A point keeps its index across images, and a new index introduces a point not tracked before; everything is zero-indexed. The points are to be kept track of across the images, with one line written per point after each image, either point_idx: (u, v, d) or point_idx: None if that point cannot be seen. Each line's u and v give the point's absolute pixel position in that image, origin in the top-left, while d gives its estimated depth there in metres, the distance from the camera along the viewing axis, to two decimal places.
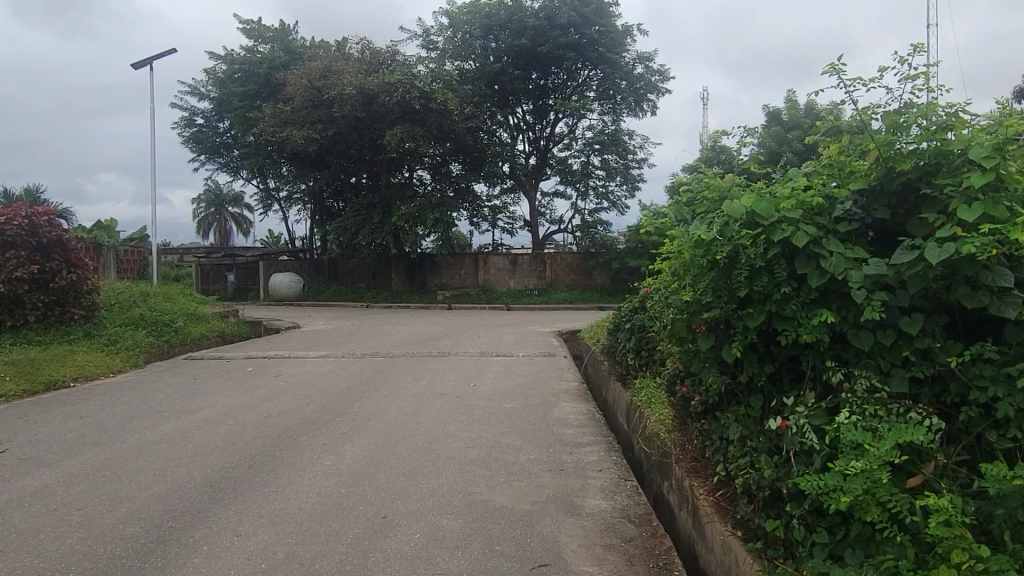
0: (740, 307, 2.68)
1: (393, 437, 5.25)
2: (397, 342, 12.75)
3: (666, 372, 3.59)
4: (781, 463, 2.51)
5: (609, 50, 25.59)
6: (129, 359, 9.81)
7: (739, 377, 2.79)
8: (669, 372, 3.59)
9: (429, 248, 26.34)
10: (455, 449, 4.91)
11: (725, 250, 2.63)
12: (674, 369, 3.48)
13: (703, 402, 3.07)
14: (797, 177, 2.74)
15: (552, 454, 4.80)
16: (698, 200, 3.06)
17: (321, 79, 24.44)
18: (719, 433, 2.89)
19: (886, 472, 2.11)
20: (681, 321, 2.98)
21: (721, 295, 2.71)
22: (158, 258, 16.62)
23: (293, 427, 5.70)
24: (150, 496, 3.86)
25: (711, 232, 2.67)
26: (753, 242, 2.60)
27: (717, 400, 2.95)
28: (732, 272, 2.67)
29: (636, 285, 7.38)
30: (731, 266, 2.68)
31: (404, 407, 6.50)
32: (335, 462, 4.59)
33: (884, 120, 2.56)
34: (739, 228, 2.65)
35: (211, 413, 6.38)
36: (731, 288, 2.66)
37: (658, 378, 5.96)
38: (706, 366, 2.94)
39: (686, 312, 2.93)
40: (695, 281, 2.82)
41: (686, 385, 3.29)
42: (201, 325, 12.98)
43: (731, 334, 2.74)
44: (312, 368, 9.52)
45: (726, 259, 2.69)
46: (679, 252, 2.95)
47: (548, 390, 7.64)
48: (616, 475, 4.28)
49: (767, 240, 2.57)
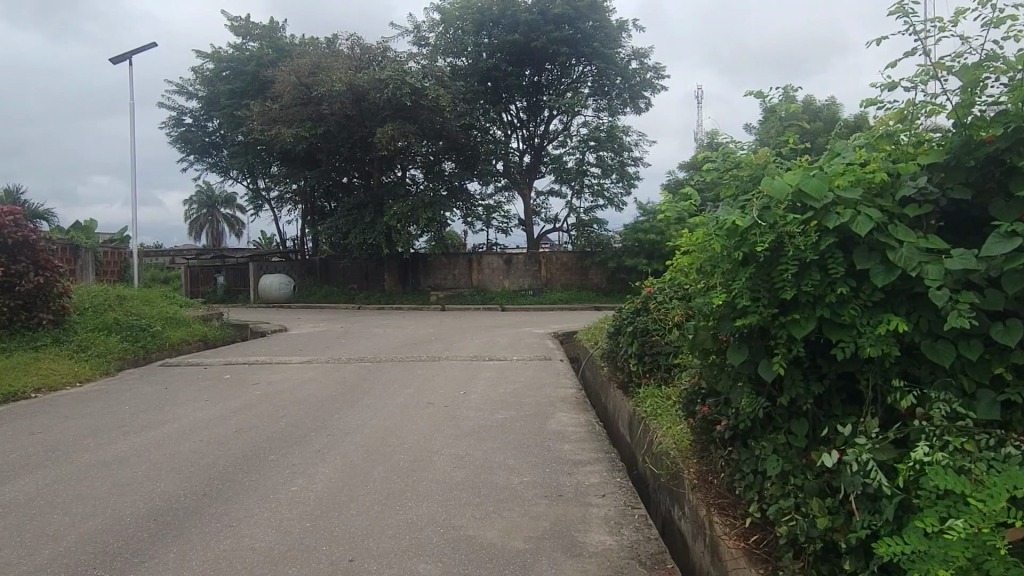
0: (782, 313, 2.14)
1: (372, 455, 4.72)
2: (386, 345, 12.22)
3: (685, 388, 3.05)
4: (836, 509, 1.99)
5: (603, 45, 25.10)
6: (100, 366, 9.27)
7: (777, 399, 2.26)
8: (687, 389, 3.06)
9: (422, 247, 25.81)
10: (440, 470, 4.38)
11: (767, 239, 2.08)
12: (692, 386, 2.95)
13: (729, 427, 2.52)
14: (849, 152, 2.24)
15: (548, 476, 4.27)
16: (728, 181, 2.54)
17: (310, 76, 23.92)
18: (751, 466, 2.34)
19: (998, 531, 1.59)
20: (705, 328, 2.46)
21: (759, 297, 2.16)
22: (139, 260, 16.09)
23: (262, 444, 5.17)
24: (81, 535, 3.34)
25: (745, 218, 2.15)
26: (801, 229, 2.06)
27: (750, 425, 2.40)
28: (774, 268, 2.13)
29: (636, 286, 6.87)
30: (772, 261, 2.15)
31: (387, 419, 5.97)
32: (304, 487, 4.06)
33: (963, 76, 2.09)
34: (782, 213, 2.12)
35: (175, 428, 5.85)
36: (774, 287, 2.12)
37: (666, 388, 5.46)
38: (735, 383, 2.40)
39: (714, 318, 2.39)
40: (725, 277, 2.30)
41: (708, 405, 2.76)
42: (181, 329, 12.45)
43: (769, 346, 2.21)
44: (294, 376, 9.00)
45: (766, 255, 2.15)
46: (705, 244, 2.41)
47: (543, 397, 7.12)
48: (621, 502, 3.76)
49: (818, 228, 2.04)
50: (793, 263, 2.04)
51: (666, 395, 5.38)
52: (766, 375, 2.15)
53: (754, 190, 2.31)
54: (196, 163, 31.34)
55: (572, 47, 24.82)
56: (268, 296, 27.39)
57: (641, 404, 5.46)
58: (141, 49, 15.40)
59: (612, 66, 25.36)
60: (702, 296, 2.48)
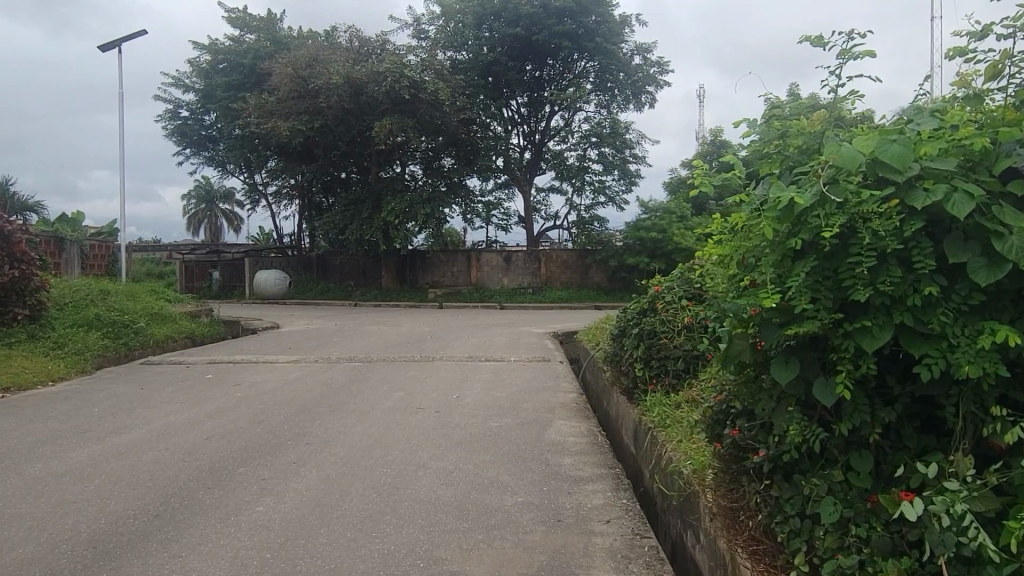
0: (842, 325, 1.99)
1: (351, 469, 4.27)
2: (378, 345, 11.76)
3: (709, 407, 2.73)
4: (917, 570, 1.76)
5: (606, 40, 24.65)
6: (76, 364, 8.83)
7: (837, 430, 1.99)
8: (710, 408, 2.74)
9: (420, 245, 25.35)
10: (425, 488, 3.92)
11: (839, 222, 1.89)
12: (719, 405, 2.63)
13: (768, 458, 2.20)
14: (929, 118, 2.05)
15: (545, 496, 3.81)
16: (776, 149, 2.37)
17: (307, 69, 23.42)
18: (798, 504, 2.05)
19: None
20: (742, 335, 2.20)
21: (822, 303, 1.96)
22: (127, 254, 15.63)
23: (232, 454, 4.72)
24: (4, 567, 2.89)
25: (805, 197, 1.97)
26: (881, 210, 1.88)
27: (794, 459, 2.10)
28: (844, 255, 1.96)
29: (642, 283, 6.43)
30: (839, 250, 1.97)
31: (372, 427, 5.51)
32: (270, 508, 3.61)
33: None
34: (855, 184, 1.97)
35: (143, 435, 5.40)
36: (840, 287, 1.95)
37: (678, 398, 5.07)
38: (779, 409, 2.13)
39: (750, 325, 2.16)
40: (777, 272, 2.09)
41: (736, 428, 2.43)
42: (166, 325, 11.99)
43: (830, 361, 2.00)
44: (280, 376, 8.53)
45: (834, 245, 1.98)
46: (747, 227, 2.21)
47: (541, 402, 6.67)
48: (629, 531, 3.31)
49: (901, 210, 1.87)
50: (870, 254, 1.87)
51: (680, 405, 4.96)
52: (826, 399, 1.96)
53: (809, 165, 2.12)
54: (193, 157, 30.88)
55: (574, 41, 24.34)
56: (263, 291, 26.96)
57: (651, 415, 5.05)
58: (131, 37, 14.95)
59: (615, 61, 24.91)
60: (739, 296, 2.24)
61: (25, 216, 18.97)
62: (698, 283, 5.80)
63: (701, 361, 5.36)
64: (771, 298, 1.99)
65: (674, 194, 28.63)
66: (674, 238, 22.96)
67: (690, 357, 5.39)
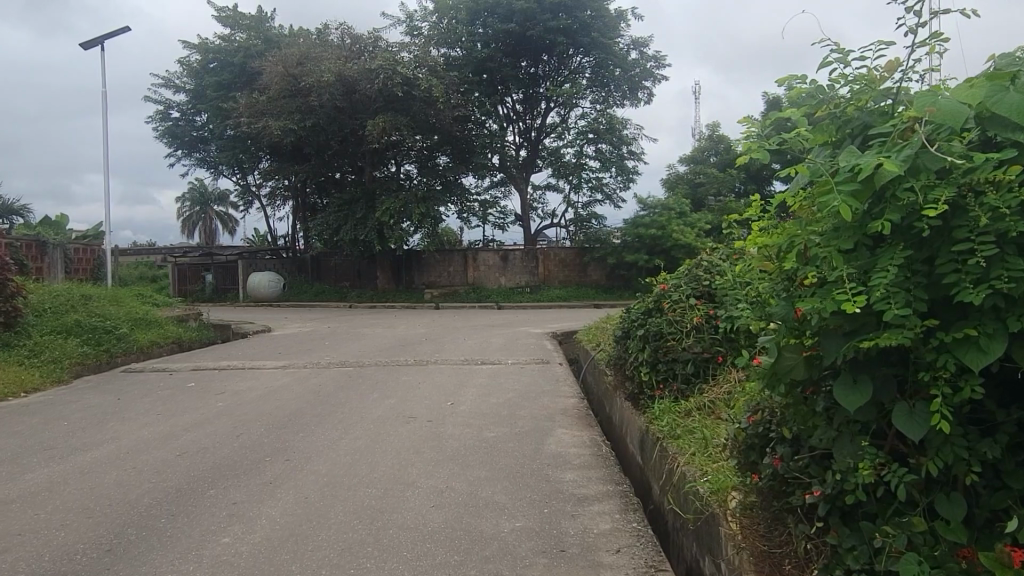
0: (929, 338, 1.89)
1: (332, 490, 3.89)
2: (371, 348, 11.38)
3: (742, 432, 2.62)
4: None
5: (601, 34, 24.27)
6: (53, 373, 8.46)
7: (926, 470, 1.88)
8: (743, 432, 2.63)
9: (416, 245, 24.97)
10: (411, 512, 3.53)
11: (946, 198, 1.79)
12: (754, 429, 2.52)
13: (824, 496, 2.09)
14: None
15: (547, 519, 3.44)
16: (841, 118, 2.21)
17: (298, 67, 22.99)
18: (866, 545, 1.96)
19: None
20: (792, 347, 2.14)
21: (913, 309, 1.83)
22: (112, 257, 15.23)
23: (204, 473, 4.33)
24: None
25: (893, 160, 1.87)
26: (998, 184, 1.79)
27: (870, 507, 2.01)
28: (951, 236, 1.84)
29: (648, 281, 6.09)
30: (944, 233, 1.86)
31: (358, 440, 5.13)
32: (237, 539, 3.21)
33: None
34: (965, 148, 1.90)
35: (111, 451, 5.02)
36: (939, 285, 1.85)
37: (685, 408, 4.75)
38: (845, 441, 2.03)
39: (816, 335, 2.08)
40: (856, 267, 1.96)
41: (776, 457, 2.33)
42: (151, 331, 11.58)
43: (923, 383, 1.89)
44: (266, 383, 8.14)
45: (939, 223, 1.85)
46: (817, 218, 2.09)
47: (539, 409, 6.29)
48: (642, 560, 2.96)
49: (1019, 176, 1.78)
50: (988, 248, 1.75)
51: (691, 415, 4.63)
52: (914, 432, 1.85)
53: (892, 130, 2.00)
54: (185, 158, 30.48)
55: (569, 37, 23.97)
56: (257, 294, 26.56)
57: (659, 424, 4.72)
58: (114, 34, 14.54)
59: (612, 56, 24.55)
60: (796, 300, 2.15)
61: (9, 219, 18.57)
62: (708, 281, 5.44)
63: (711, 364, 5.02)
64: (854, 302, 1.86)
65: (672, 190, 28.28)
66: (674, 234, 22.61)
67: (700, 360, 5.04)
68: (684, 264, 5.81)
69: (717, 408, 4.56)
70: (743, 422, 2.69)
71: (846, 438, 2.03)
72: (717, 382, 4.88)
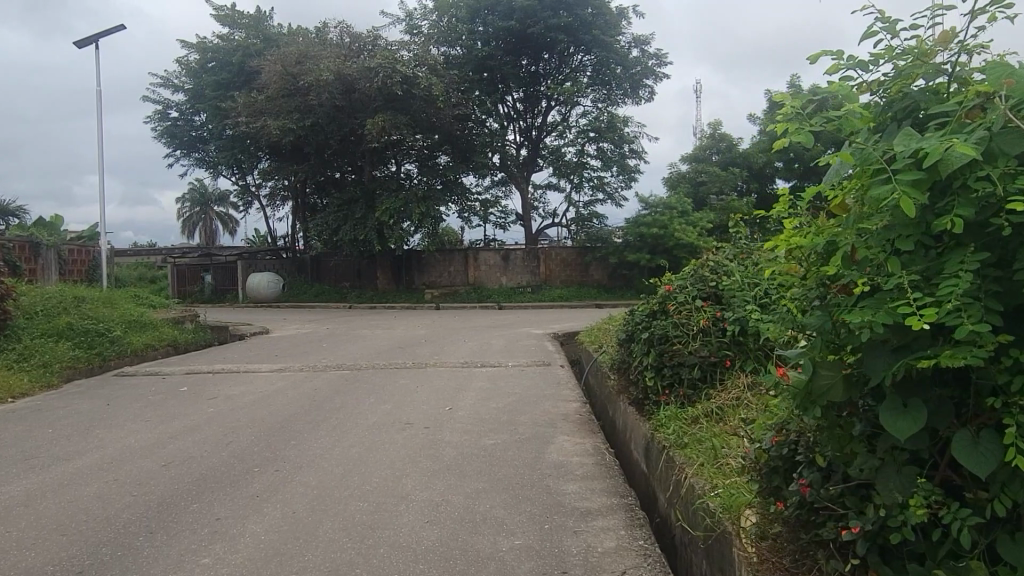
0: (998, 364, 1.78)
1: (321, 505, 3.69)
2: (368, 350, 11.20)
3: (767, 452, 2.49)
4: None
5: (602, 32, 24.07)
6: (42, 377, 8.27)
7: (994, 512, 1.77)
8: (767, 453, 2.50)
9: (416, 245, 24.81)
10: (405, 528, 3.34)
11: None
12: (780, 455, 2.40)
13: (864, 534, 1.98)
14: None
15: (548, 536, 3.24)
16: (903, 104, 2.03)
17: (297, 66, 22.80)
18: None
19: None
20: (830, 363, 2.06)
21: (986, 319, 1.71)
22: (107, 258, 15.04)
23: (188, 485, 4.13)
24: None
25: (966, 142, 1.75)
26: None
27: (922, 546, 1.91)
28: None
29: (653, 282, 5.91)
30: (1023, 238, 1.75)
31: (352, 448, 4.93)
32: (217, 560, 3.01)
33: None
34: None
35: (94, 461, 4.82)
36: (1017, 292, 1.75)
37: (691, 416, 4.57)
38: (894, 476, 1.92)
39: (866, 351, 1.95)
40: (923, 269, 1.86)
41: (804, 482, 2.22)
42: (146, 333, 11.39)
43: (993, 408, 1.79)
44: (260, 388, 7.94)
45: (1016, 228, 1.75)
46: (873, 215, 1.95)
47: (540, 414, 6.09)
48: None
49: None
50: None
51: (698, 423, 4.44)
52: (984, 469, 1.74)
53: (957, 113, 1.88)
54: (183, 159, 30.31)
55: (570, 35, 23.78)
56: (256, 295, 26.37)
57: (665, 432, 4.54)
58: (108, 32, 14.35)
59: (613, 54, 24.36)
60: (845, 310, 2.02)
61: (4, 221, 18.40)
62: (715, 283, 5.25)
63: (718, 368, 4.83)
64: (924, 317, 1.73)
65: (674, 188, 28.08)
66: (677, 233, 22.41)
67: (706, 365, 4.84)
68: (689, 264, 5.62)
69: (725, 416, 4.37)
70: (765, 444, 2.56)
71: (894, 471, 1.92)
72: (725, 388, 4.69)
